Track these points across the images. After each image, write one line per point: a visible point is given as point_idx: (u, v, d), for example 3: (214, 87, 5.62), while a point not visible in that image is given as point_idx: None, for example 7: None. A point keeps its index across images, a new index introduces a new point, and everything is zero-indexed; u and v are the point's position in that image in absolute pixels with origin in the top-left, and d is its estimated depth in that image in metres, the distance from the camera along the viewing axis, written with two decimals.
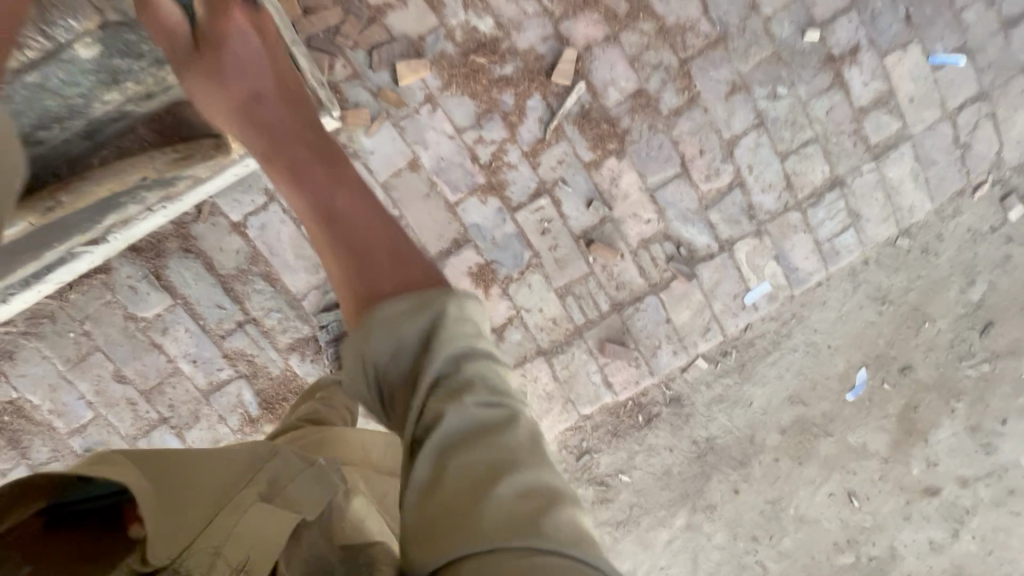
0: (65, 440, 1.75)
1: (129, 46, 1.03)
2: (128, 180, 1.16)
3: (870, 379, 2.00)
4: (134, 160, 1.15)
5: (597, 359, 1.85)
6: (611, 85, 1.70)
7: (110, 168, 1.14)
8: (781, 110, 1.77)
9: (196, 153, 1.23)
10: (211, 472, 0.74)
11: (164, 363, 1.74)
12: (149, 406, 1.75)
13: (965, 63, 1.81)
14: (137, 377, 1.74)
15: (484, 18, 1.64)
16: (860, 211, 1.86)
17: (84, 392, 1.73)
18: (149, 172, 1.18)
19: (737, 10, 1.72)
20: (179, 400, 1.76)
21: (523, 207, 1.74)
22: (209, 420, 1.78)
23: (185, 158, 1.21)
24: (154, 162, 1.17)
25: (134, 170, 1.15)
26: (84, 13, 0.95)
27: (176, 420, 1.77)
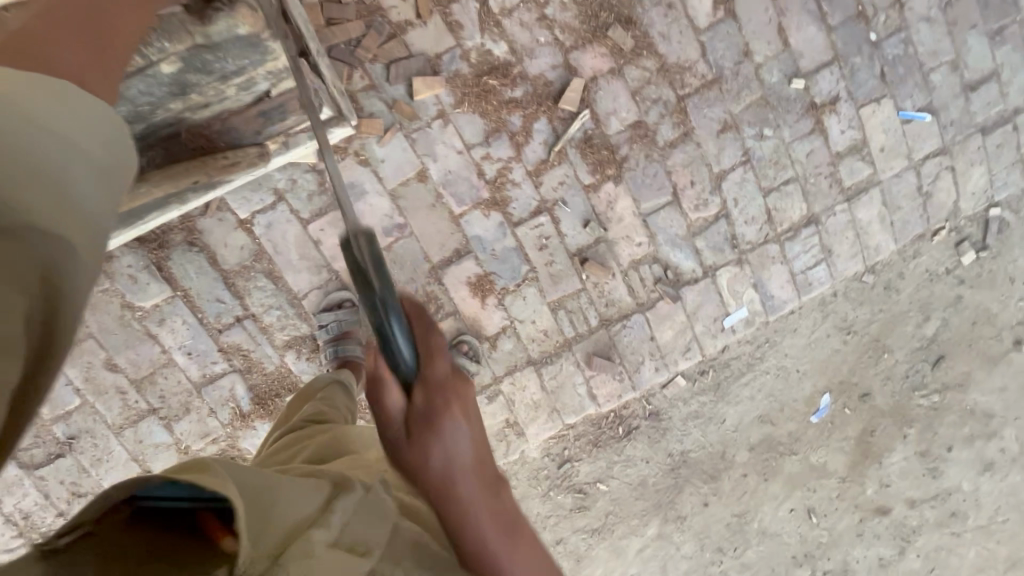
0: (49, 426, 1.73)
1: (204, 64, 1.10)
2: (182, 182, 1.28)
3: (833, 403, 2.15)
4: (190, 165, 1.27)
5: (583, 372, 1.94)
6: (613, 115, 1.81)
7: (168, 172, 1.25)
8: (766, 149, 1.91)
9: (242, 160, 1.35)
10: (280, 493, 0.70)
11: (157, 353, 1.74)
12: (139, 395, 1.75)
13: (930, 119, 1.99)
14: (129, 366, 1.74)
15: (499, 42, 1.73)
16: (832, 248, 2.02)
17: (71, 378, 1.72)
18: (203, 176, 1.30)
19: (732, 55, 1.85)
20: (170, 391, 1.77)
21: (523, 223, 1.82)
22: (199, 413, 1.79)
23: (232, 164, 1.34)
24: (206, 168, 1.30)
25: (189, 174, 1.28)
26: (177, 36, 1.03)
27: (166, 411, 1.77)
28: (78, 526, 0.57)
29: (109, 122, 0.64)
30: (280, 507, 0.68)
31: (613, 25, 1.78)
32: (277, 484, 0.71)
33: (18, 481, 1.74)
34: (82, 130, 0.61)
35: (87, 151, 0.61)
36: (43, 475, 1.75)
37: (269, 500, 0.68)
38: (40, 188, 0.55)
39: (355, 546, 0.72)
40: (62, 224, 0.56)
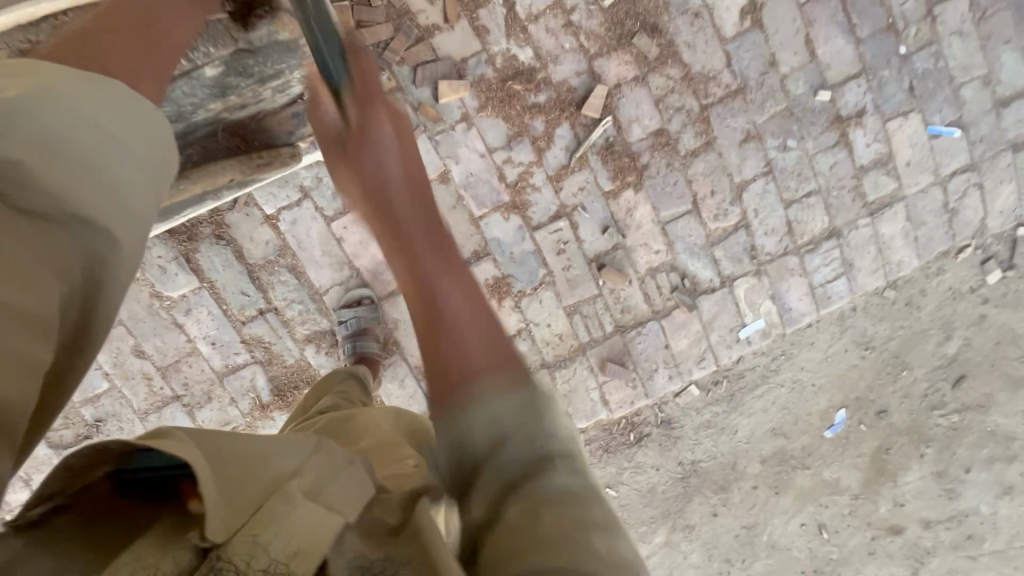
0: (77, 409, 1.80)
1: (244, 68, 1.18)
2: (217, 179, 1.35)
3: (848, 419, 2.13)
4: (226, 164, 1.34)
5: (597, 377, 1.95)
6: (635, 122, 1.82)
7: (205, 170, 1.33)
8: (789, 161, 1.90)
9: (276, 160, 1.41)
10: (257, 454, 0.63)
11: (183, 342, 1.80)
12: (164, 382, 1.81)
13: (959, 135, 1.96)
14: (155, 354, 1.79)
15: (525, 48, 1.75)
16: (853, 261, 2.00)
17: (101, 363, 1.79)
18: (238, 174, 1.37)
19: (757, 66, 1.85)
20: (193, 379, 1.82)
21: (542, 227, 1.84)
22: (220, 401, 1.84)
23: (266, 164, 1.39)
24: (241, 167, 1.36)
25: (224, 172, 1.35)
26: (221, 42, 1.10)
27: (189, 398, 1.83)
28: (51, 495, 0.58)
29: (155, 124, 0.69)
30: (257, 469, 0.61)
31: (639, 33, 1.79)
32: (256, 449, 0.63)
33: (47, 460, 1.81)
34: (129, 130, 0.64)
35: (132, 151, 0.64)
36: (71, 456, 1.82)
37: (238, 471, 0.60)
38: (78, 178, 0.56)
39: (332, 506, 0.61)
40: (107, 218, 0.58)
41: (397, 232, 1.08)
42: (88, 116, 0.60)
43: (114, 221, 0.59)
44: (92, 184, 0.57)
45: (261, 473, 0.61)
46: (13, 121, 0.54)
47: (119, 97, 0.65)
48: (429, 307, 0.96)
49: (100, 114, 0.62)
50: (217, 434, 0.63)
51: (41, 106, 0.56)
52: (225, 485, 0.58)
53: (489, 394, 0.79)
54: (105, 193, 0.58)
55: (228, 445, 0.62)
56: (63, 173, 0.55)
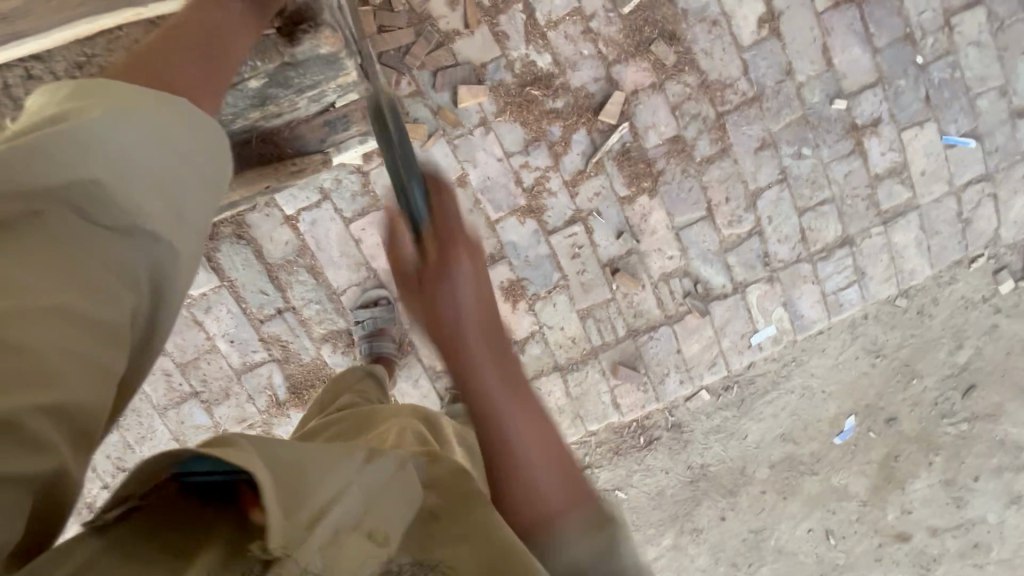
0: None
1: (286, 79, 1.16)
2: (254, 185, 1.42)
3: (857, 426, 2.14)
4: (262, 171, 1.41)
5: (608, 380, 1.97)
6: (651, 129, 1.83)
7: (241, 177, 1.39)
8: (804, 169, 1.91)
9: (307, 166, 1.47)
10: (311, 468, 0.66)
11: (202, 340, 1.82)
12: (183, 378, 1.84)
13: (974, 145, 1.97)
14: (175, 350, 1.82)
15: (544, 54, 1.76)
16: (865, 270, 2.01)
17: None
18: (273, 180, 1.43)
19: (774, 74, 1.86)
20: (211, 376, 1.85)
21: (558, 231, 1.86)
22: (237, 398, 1.87)
23: (298, 171, 1.46)
24: (276, 174, 1.42)
25: (260, 179, 1.41)
26: (268, 56, 1.09)
27: (207, 395, 1.86)
28: (124, 498, 0.59)
29: (218, 139, 0.68)
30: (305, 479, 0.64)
31: (657, 40, 1.80)
32: (303, 460, 0.66)
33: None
34: (195, 146, 0.65)
35: (198, 165, 0.65)
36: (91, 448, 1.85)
37: (291, 481, 0.62)
38: (150, 194, 0.59)
39: (376, 533, 0.63)
40: (173, 235, 0.60)
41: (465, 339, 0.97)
42: (162, 130, 0.62)
43: (173, 233, 0.60)
44: (159, 198, 0.60)
45: (307, 488, 0.63)
46: (89, 136, 0.56)
47: (185, 114, 0.65)
48: (466, 355, 0.99)
49: (172, 133, 0.63)
50: (264, 446, 0.65)
51: (112, 117, 0.58)
52: (287, 499, 0.60)
53: (570, 537, 0.79)
54: (166, 203, 0.60)
55: (279, 459, 0.64)
56: (127, 187, 0.57)
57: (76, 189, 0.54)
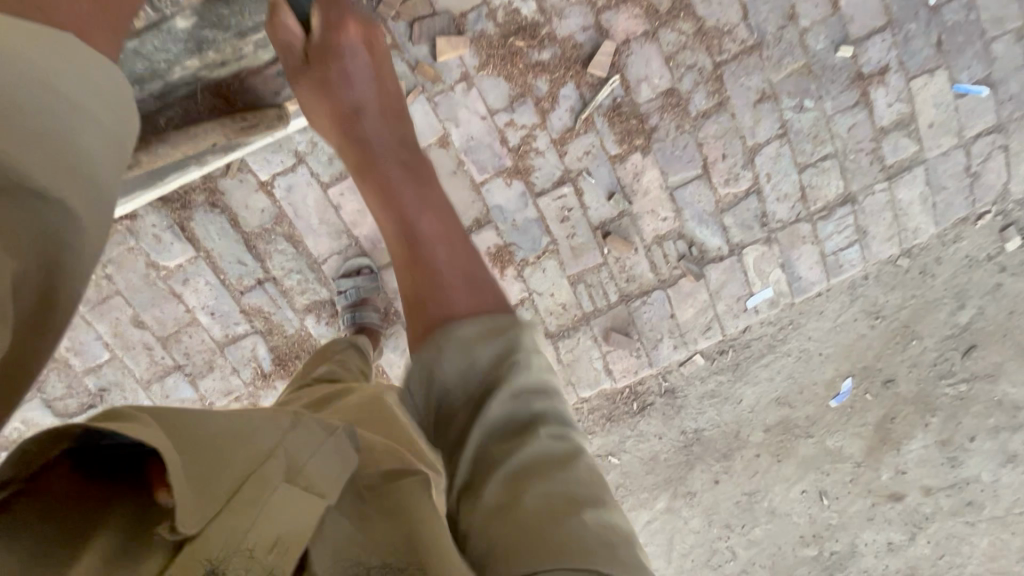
0: (81, 378, 1.80)
1: None
2: (200, 141, 1.32)
3: (854, 388, 2.11)
4: (207, 127, 1.31)
5: (600, 346, 1.93)
6: (644, 81, 1.72)
7: (185, 133, 1.31)
8: (806, 122, 1.81)
9: (262, 122, 1.37)
10: (224, 438, 0.62)
11: (182, 312, 1.77)
12: (165, 352, 1.80)
13: (987, 94, 1.86)
14: (155, 324, 1.78)
15: (528, 1, 1.64)
16: (867, 229, 1.93)
17: (101, 333, 1.77)
18: (222, 138, 1.35)
19: (775, 19, 1.73)
20: (194, 349, 1.81)
21: (546, 194, 1.78)
22: (222, 371, 1.83)
23: (252, 125, 1.35)
24: (225, 129, 1.33)
25: (207, 134, 1.32)
26: None
27: (190, 368, 1.82)
28: (6, 485, 0.52)
29: (115, 85, 0.63)
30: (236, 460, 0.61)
31: None
32: (233, 423, 0.64)
33: (54, 429, 1.82)
34: (94, 97, 0.60)
35: (95, 117, 0.60)
36: (77, 424, 1.83)
37: (210, 451, 0.60)
38: (45, 148, 0.54)
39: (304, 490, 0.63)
40: (69, 194, 0.55)
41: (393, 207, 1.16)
42: (51, 70, 0.56)
43: (78, 201, 0.56)
44: (48, 155, 0.54)
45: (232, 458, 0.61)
46: None
47: (72, 52, 0.59)
48: (396, 234, 1.07)
49: (56, 72, 0.56)
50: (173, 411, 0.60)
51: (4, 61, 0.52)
52: (197, 471, 0.58)
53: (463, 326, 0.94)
54: (54, 156, 0.54)
55: (196, 427, 0.60)
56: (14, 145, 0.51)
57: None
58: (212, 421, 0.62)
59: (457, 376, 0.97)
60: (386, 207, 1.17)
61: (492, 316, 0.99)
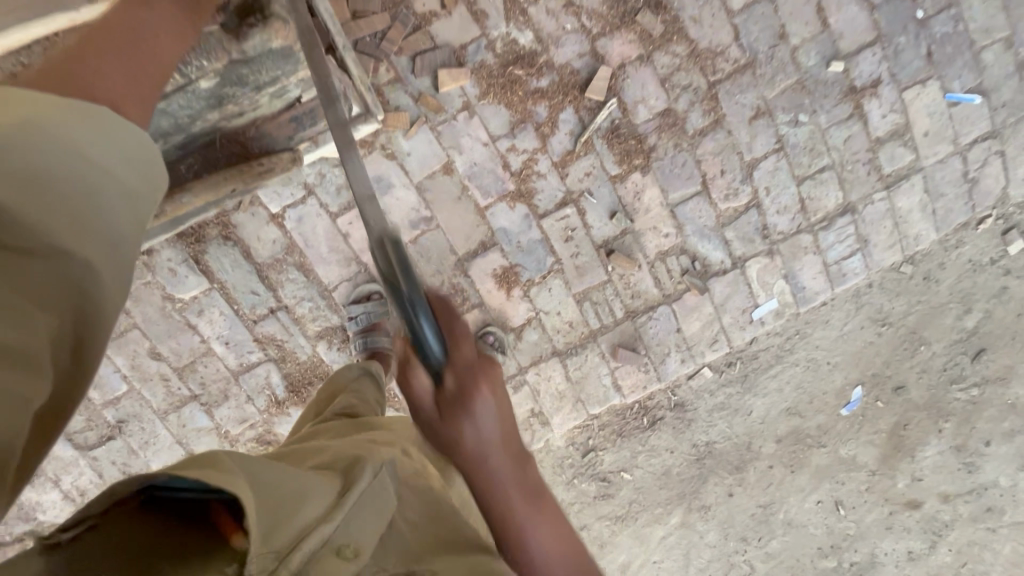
0: (100, 411, 1.84)
1: (240, 78, 1.18)
2: (220, 190, 1.38)
3: (865, 396, 2.11)
4: (228, 176, 1.37)
5: (608, 363, 1.95)
6: (641, 103, 1.77)
7: (207, 184, 1.37)
8: (801, 136, 1.85)
9: (277, 165, 1.43)
10: (282, 488, 0.66)
11: (198, 343, 1.82)
12: (182, 382, 1.84)
13: (980, 101, 1.89)
14: (172, 355, 1.82)
15: (525, 31, 1.70)
16: (868, 237, 1.95)
17: (119, 366, 1.81)
18: (238, 183, 1.39)
19: (766, 38, 1.78)
20: (210, 378, 1.85)
21: (549, 215, 1.82)
22: (237, 399, 1.87)
23: (267, 170, 1.42)
24: (242, 176, 1.39)
25: (226, 183, 1.38)
26: (215, 54, 1.10)
27: (207, 398, 1.86)
28: (83, 520, 0.57)
29: (143, 147, 0.66)
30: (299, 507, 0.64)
31: (642, 11, 1.72)
32: (285, 478, 0.67)
33: (74, 461, 1.86)
34: (117, 162, 0.63)
35: (118, 179, 0.62)
36: (97, 456, 1.87)
37: (277, 497, 0.64)
38: (62, 213, 0.56)
39: (345, 549, 0.64)
40: (90, 252, 0.57)
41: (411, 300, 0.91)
42: (70, 140, 0.59)
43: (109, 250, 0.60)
44: (73, 219, 0.57)
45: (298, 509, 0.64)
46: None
47: (101, 119, 0.63)
48: (437, 353, 0.93)
49: (84, 146, 0.60)
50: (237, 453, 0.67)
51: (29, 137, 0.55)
52: (271, 520, 0.60)
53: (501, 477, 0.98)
54: (77, 215, 0.57)
55: (266, 477, 0.66)
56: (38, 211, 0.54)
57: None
58: (268, 476, 0.66)
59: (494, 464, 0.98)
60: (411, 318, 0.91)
61: (509, 445, 1.01)
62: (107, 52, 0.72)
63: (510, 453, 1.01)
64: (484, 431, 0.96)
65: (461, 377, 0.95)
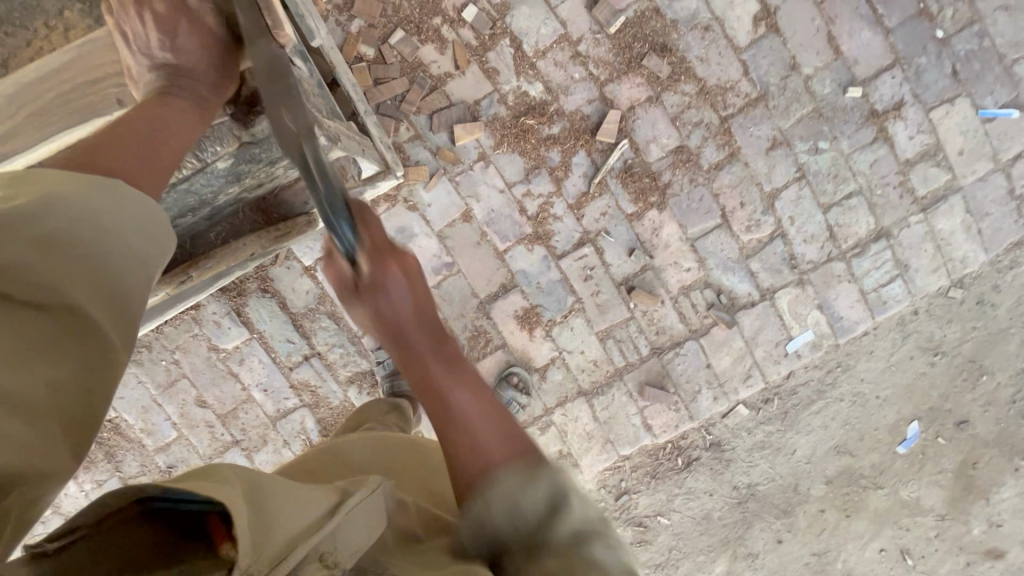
0: (152, 456, 1.96)
1: (253, 156, 1.22)
2: (242, 255, 1.49)
3: (923, 432, 1.95)
4: (248, 241, 1.48)
5: (636, 402, 1.91)
6: (653, 142, 1.80)
7: (227, 250, 1.47)
8: (823, 163, 1.81)
9: (294, 229, 1.53)
10: (284, 499, 0.64)
11: (239, 390, 1.93)
12: (225, 428, 1.95)
13: (1018, 115, 1.80)
14: (216, 403, 1.93)
15: (535, 83, 1.77)
16: (908, 262, 1.86)
17: (170, 414, 1.94)
18: (259, 248, 1.50)
19: (777, 70, 1.78)
20: (250, 424, 1.95)
21: (567, 255, 1.84)
22: (275, 444, 1.95)
23: (285, 234, 1.52)
24: (262, 241, 1.49)
25: (246, 249, 1.48)
26: (227, 139, 1.17)
27: (247, 443, 1.95)
28: (72, 530, 0.56)
29: (150, 211, 0.75)
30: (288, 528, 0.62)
31: (648, 54, 1.76)
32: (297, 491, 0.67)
33: None
34: (130, 228, 0.72)
35: (129, 244, 0.71)
36: None
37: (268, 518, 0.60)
38: (78, 272, 0.63)
39: (340, 566, 0.62)
40: (96, 302, 0.64)
41: (329, 196, 0.89)
42: (87, 207, 0.68)
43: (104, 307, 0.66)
44: (88, 278, 0.64)
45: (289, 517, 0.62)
46: (27, 223, 0.62)
47: (121, 192, 0.74)
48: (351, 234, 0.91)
49: (103, 214, 0.69)
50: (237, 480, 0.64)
51: (57, 207, 0.65)
52: (259, 527, 0.59)
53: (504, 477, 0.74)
54: (92, 276, 0.65)
55: (264, 487, 0.64)
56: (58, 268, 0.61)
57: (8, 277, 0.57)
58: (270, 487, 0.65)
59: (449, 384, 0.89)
60: (328, 213, 0.90)
61: (445, 346, 0.93)
62: (126, 143, 0.90)
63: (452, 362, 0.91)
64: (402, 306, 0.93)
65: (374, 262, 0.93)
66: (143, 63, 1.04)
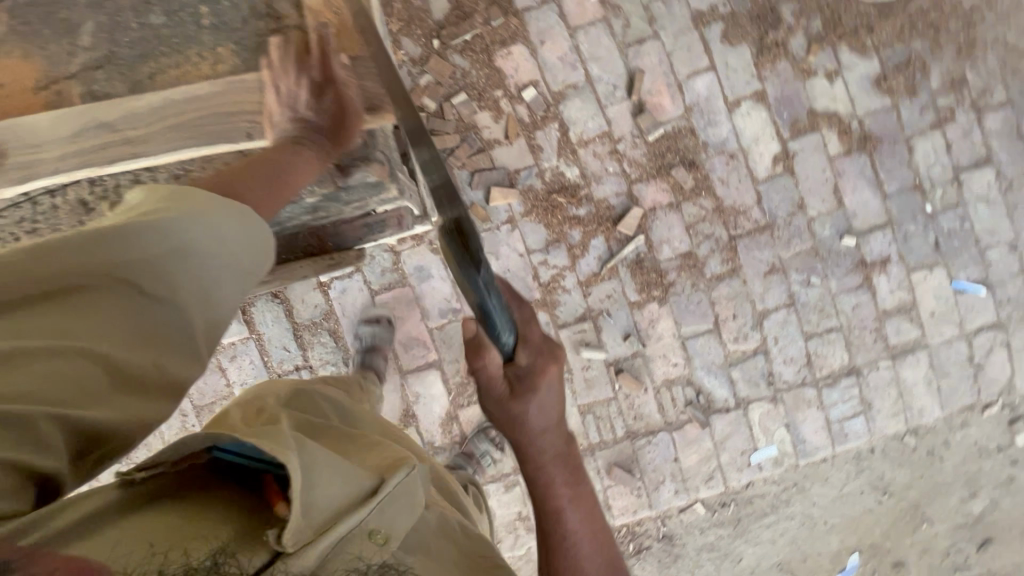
0: None
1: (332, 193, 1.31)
2: (294, 275, 1.65)
3: (861, 566, 2.05)
4: (301, 264, 1.64)
5: (602, 479, 1.98)
6: (665, 243, 1.96)
7: (283, 270, 1.64)
8: (811, 296, 1.98)
9: (345, 260, 1.67)
10: (328, 469, 0.76)
11: (222, 385, 1.94)
12: (198, 420, 1.95)
13: (985, 293, 2.01)
14: (196, 393, 1.94)
15: (572, 167, 1.93)
16: (872, 402, 2.01)
17: None
18: (310, 272, 1.65)
19: (786, 206, 1.98)
20: None
21: (567, 326, 1.95)
22: None
23: (335, 263, 1.66)
24: (314, 266, 1.65)
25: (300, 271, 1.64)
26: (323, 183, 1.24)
27: None
28: (157, 464, 0.72)
29: (263, 231, 0.85)
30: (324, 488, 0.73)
31: (677, 166, 1.95)
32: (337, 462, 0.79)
33: None
34: (239, 245, 0.81)
35: (235, 262, 0.80)
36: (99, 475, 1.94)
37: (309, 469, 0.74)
38: (191, 271, 0.74)
39: (376, 534, 0.74)
40: (191, 301, 0.73)
41: (485, 281, 0.88)
42: (207, 221, 0.77)
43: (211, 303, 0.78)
44: (197, 277, 0.75)
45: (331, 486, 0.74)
46: (164, 232, 0.73)
47: (240, 216, 0.82)
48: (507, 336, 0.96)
49: (223, 232, 0.79)
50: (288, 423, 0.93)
51: (188, 221, 0.76)
52: (307, 492, 0.71)
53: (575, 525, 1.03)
54: (198, 280, 0.75)
55: (314, 452, 0.77)
56: (182, 267, 0.73)
57: (141, 275, 0.70)
58: (319, 453, 0.77)
59: (547, 455, 1.06)
60: (480, 298, 0.89)
61: (561, 426, 1.07)
62: (254, 177, 1.00)
63: (561, 438, 1.08)
64: (543, 412, 1.02)
65: (531, 356, 1.01)
66: (285, 114, 1.13)
